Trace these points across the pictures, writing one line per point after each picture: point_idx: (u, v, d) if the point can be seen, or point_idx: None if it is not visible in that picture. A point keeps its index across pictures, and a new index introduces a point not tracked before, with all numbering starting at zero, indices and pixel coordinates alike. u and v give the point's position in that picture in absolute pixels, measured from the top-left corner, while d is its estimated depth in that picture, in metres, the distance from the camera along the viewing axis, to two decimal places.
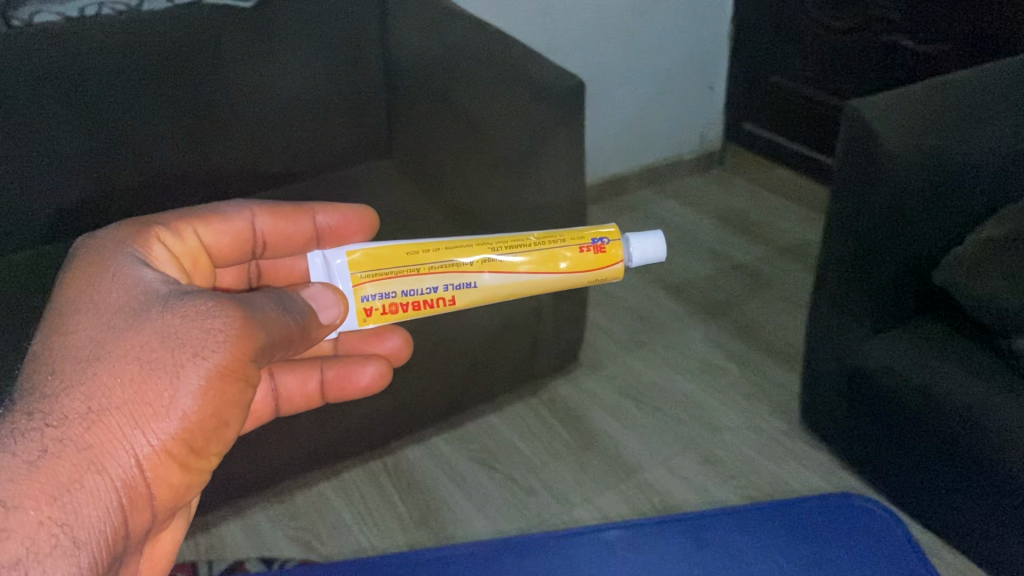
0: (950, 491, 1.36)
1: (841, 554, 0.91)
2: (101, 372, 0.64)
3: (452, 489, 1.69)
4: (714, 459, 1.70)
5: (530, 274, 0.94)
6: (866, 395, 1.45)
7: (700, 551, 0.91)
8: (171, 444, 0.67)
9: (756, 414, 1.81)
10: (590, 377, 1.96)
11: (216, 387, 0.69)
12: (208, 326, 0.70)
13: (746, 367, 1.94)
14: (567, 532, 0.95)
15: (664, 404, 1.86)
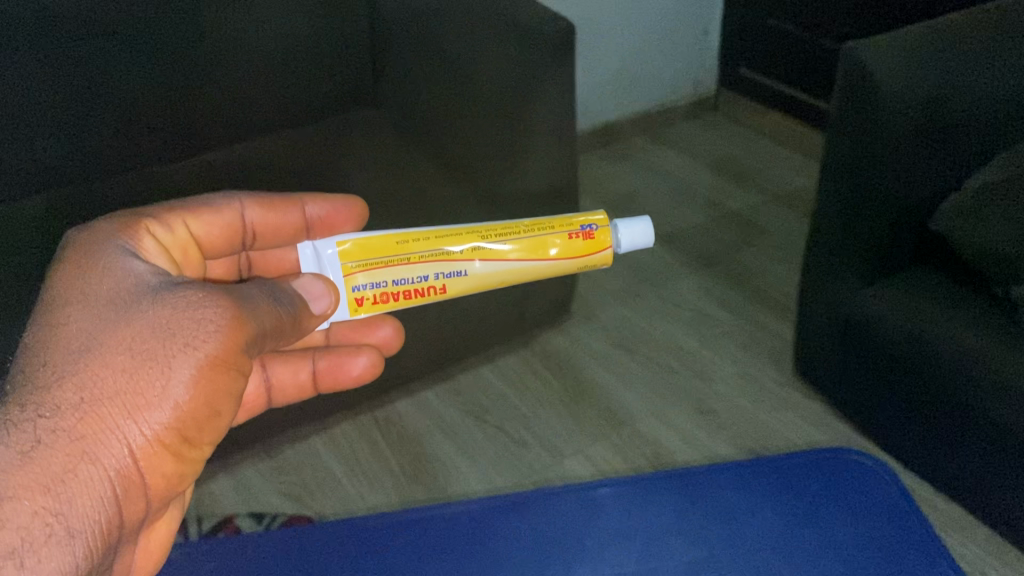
0: (953, 445, 1.33)
1: (826, 511, 0.89)
2: (92, 361, 0.61)
3: (444, 440, 1.67)
4: (706, 411, 1.68)
5: (518, 262, 0.89)
6: (863, 345, 1.41)
7: (692, 514, 0.89)
8: (164, 434, 0.64)
9: (748, 363, 1.79)
10: (581, 329, 1.92)
11: (209, 376, 0.66)
12: (202, 315, 0.66)
13: (739, 317, 1.91)
14: (552, 494, 0.92)
15: (657, 356, 1.83)
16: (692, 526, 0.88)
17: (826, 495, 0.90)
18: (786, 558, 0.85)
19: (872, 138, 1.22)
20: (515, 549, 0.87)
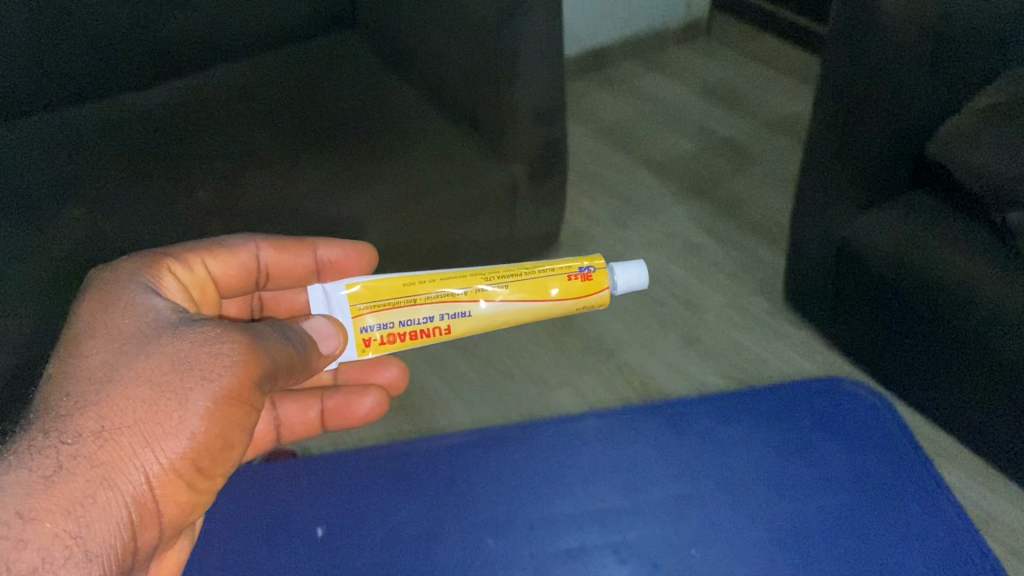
0: (955, 385, 1.25)
1: (798, 434, 1.09)
2: (110, 393, 0.61)
3: (425, 371, 1.60)
4: (695, 340, 1.64)
5: (521, 303, 0.85)
6: (857, 280, 1.32)
7: (680, 453, 1.08)
8: (180, 462, 0.62)
9: (738, 293, 1.74)
10: (568, 260, 1.83)
11: (224, 409, 0.64)
12: (216, 352, 0.65)
13: (728, 246, 1.85)
14: (544, 430, 1.12)
15: (646, 287, 1.76)
16: (679, 453, 1.08)
17: (794, 405, 1.13)
18: (774, 506, 1.01)
19: (868, 58, 1.14)
20: (520, 478, 1.06)
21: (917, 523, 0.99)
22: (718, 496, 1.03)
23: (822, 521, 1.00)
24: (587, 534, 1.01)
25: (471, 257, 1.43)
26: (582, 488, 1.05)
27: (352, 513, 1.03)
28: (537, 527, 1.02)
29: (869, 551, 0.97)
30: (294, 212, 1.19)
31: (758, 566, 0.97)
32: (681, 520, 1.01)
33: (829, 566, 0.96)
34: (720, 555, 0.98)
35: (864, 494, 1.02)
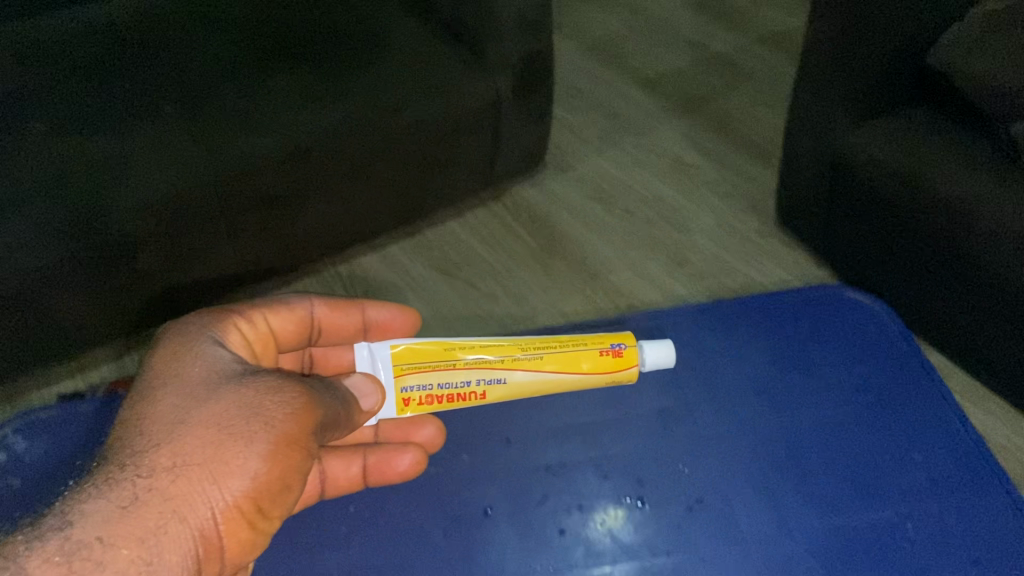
0: (944, 287, 0.94)
1: (810, 329, 0.71)
2: (172, 437, 0.47)
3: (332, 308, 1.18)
4: (682, 262, 1.28)
5: (563, 378, 0.63)
6: (852, 194, 1.00)
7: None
8: (247, 505, 0.48)
9: (728, 212, 1.36)
10: (556, 182, 1.41)
11: (286, 457, 0.49)
12: (285, 398, 0.50)
13: (725, 168, 1.45)
14: (510, 339, 0.72)
15: (633, 208, 1.37)
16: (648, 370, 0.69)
17: (801, 308, 0.73)
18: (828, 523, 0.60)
19: None
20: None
21: (943, 447, 0.64)
22: (688, 419, 0.66)
23: (825, 444, 0.64)
24: (512, 471, 0.64)
25: (456, 172, 1.16)
26: (554, 406, 0.68)
27: None
28: (509, 451, 0.65)
29: (888, 485, 0.62)
30: (245, 156, 0.93)
31: (754, 508, 0.61)
32: (650, 446, 0.65)
33: (832, 502, 0.61)
34: (713, 481, 0.62)
35: (887, 409, 0.66)
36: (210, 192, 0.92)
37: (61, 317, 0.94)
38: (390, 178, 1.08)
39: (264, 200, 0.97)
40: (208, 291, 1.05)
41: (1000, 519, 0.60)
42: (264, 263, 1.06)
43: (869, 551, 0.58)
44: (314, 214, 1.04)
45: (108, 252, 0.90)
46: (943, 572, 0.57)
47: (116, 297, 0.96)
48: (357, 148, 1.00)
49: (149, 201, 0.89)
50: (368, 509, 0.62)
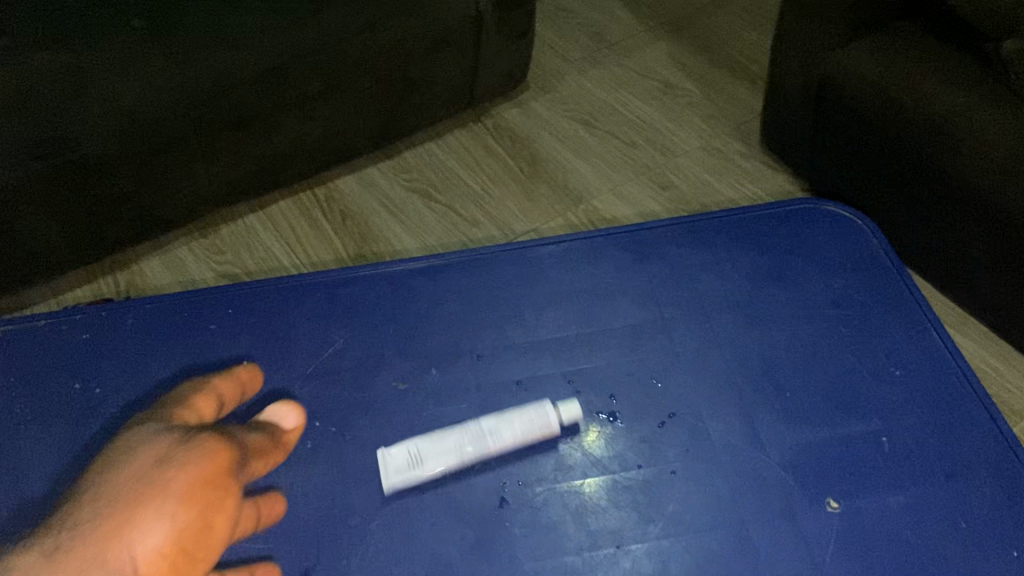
0: (916, 208, 0.93)
1: (788, 245, 0.70)
2: (84, 509, 0.47)
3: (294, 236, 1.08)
4: (667, 185, 1.18)
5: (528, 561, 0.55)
6: (836, 117, 0.97)
7: (639, 268, 0.69)
8: (176, 550, 0.47)
9: (712, 134, 1.25)
10: (541, 104, 1.28)
11: (198, 497, 0.49)
12: (195, 448, 0.51)
13: (712, 91, 1.32)
14: (485, 256, 0.70)
15: (616, 129, 1.25)
16: (627, 285, 0.68)
17: (779, 224, 0.71)
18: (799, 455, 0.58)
19: None
20: (393, 300, 0.67)
21: (917, 360, 0.63)
22: (662, 335, 0.65)
23: (799, 360, 0.63)
24: (482, 389, 0.62)
25: (435, 91, 1.12)
26: (528, 321, 0.66)
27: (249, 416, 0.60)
28: (483, 367, 0.63)
29: (862, 400, 0.61)
30: (219, 73, 0.87)
31: (729, 423, 0.60)
32: (626, 362, 0.63)
33: (805, 414, 0.60)
34: (690, 396, 0.61)
35: (866, 323, 0.65)
36: (185, 112, 0.88)
37: (28, 238, 0.89)
38: (368, 94, 1.04)
39: (240, 119, 0.93)
40: (187, 215, 1.01)
41: (972, 434, 0.59)
42: (242, 185, 1.02)
43: (840, 462, 0.58)
44: (292, 132, 1.00)
45: (80, 168, 0.85)
46: (919, 494, 0.57)
47: (88, 217, 0.91)
48: (336, 63, 0.96)
49: (122, 118, 0.84)
50: (339, 426, 0.60)
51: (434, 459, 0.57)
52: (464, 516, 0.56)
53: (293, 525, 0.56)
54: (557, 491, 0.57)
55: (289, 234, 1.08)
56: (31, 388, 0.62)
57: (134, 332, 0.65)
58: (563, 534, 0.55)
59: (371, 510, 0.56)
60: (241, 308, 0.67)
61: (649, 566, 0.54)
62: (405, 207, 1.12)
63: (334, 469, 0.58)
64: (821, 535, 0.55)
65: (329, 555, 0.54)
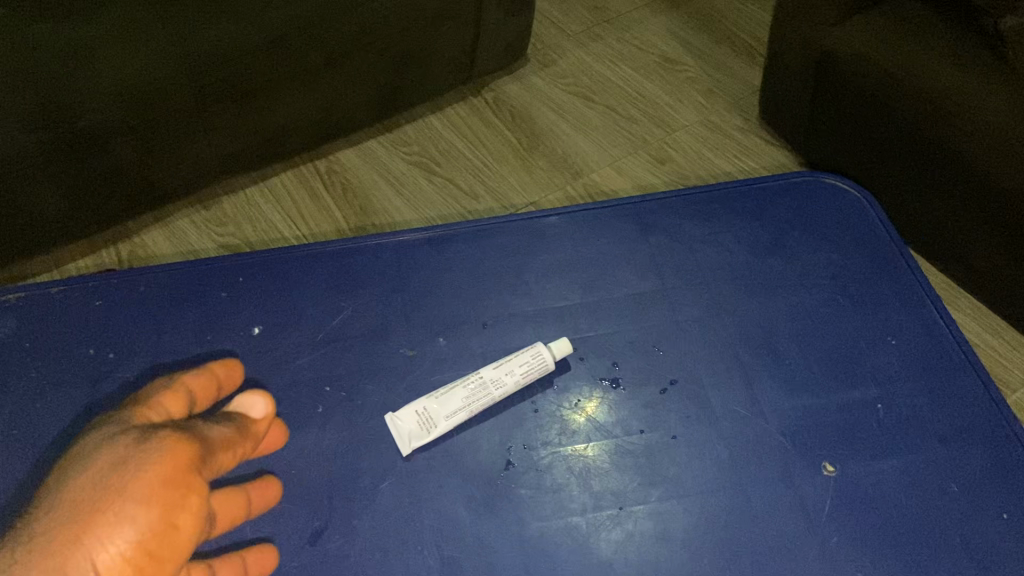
0: (911, 182, 0.94)
1: (788, 216, 0.71)
2: (41, 518, 0.43)
3: (296, 206, 1.09)
4: (666, 160, 1.18)
5: None
6: (835, 91, 0.98)
7: (641, 239, 0.70)
8: (141, 554, 0.44)
9: (711, 109, 1.26)
10: (541, 78, 1.28)
11: (157, 498, 0.45)
12: (152, 449, 0.47)
13: (711, 66, 1.32)
14: (488, 227, 0.71)
15: (615, 104, 1.26)
16: (630, 256, 0.69)
17: (778, 195, 0.72)
18: (801, 422, 0.60)
19: None
20: (400, 268, 0.68)
21: (912, 329, 0.64)
22: (663, 304, 0.66)
23: (797, 329, 0.64)
24: (488, 357, 0.64)
25: (434, 64, 1.13)
26: (532, 290, 0.67)
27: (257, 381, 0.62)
28: (488, 335, 0.65)
29: (857, 368, 0.62)
30: (221, 45, 0.87)
31: (728, 390, 0.61)
32: (628, 330, 0.65)
33: (802, 381, 0.62)
34: (690, 365, 0.63)
35: (864, 293, 0.66)
36: (185, 82, 0.88)
37: (30, 207, 0.89)
38: (369, 67, 1.04)
39: (241, 91, 0.94)
40: (186, 186, 1.01)
41: (965, 401, 0.61)
42: (241, 157, 1.03)
43: (836, 428, 0.60)
44: (292, 104, 1.01)
45: (80, 138, 0.85)
46: (916, 459, 0.58)
47: (88, 187, 0.92)
48: (337, 35, 0.97)
49: (123, 88, 0.84)
50: (348, 391, 0.62)
51: (446, 419, 0.59)
52: (471, 479, 0.58)
53: (305, 487, 0.57)
54: (561, 455, 0.59)
55: (289, 206, 1.09)
56: (47, 353, 0.63)
57: (147, 299, 0.66)
58: (567, 496, 0.57)
59: (380, 472, 0.58)
60: (251, 276, 0.68)
61: (651, 527, 0.56)
62: (405, 179, 1.13)
63: (344, 433, 0.60)
64: (818, 497, 0.57)
65: (340, 515, 0.56)
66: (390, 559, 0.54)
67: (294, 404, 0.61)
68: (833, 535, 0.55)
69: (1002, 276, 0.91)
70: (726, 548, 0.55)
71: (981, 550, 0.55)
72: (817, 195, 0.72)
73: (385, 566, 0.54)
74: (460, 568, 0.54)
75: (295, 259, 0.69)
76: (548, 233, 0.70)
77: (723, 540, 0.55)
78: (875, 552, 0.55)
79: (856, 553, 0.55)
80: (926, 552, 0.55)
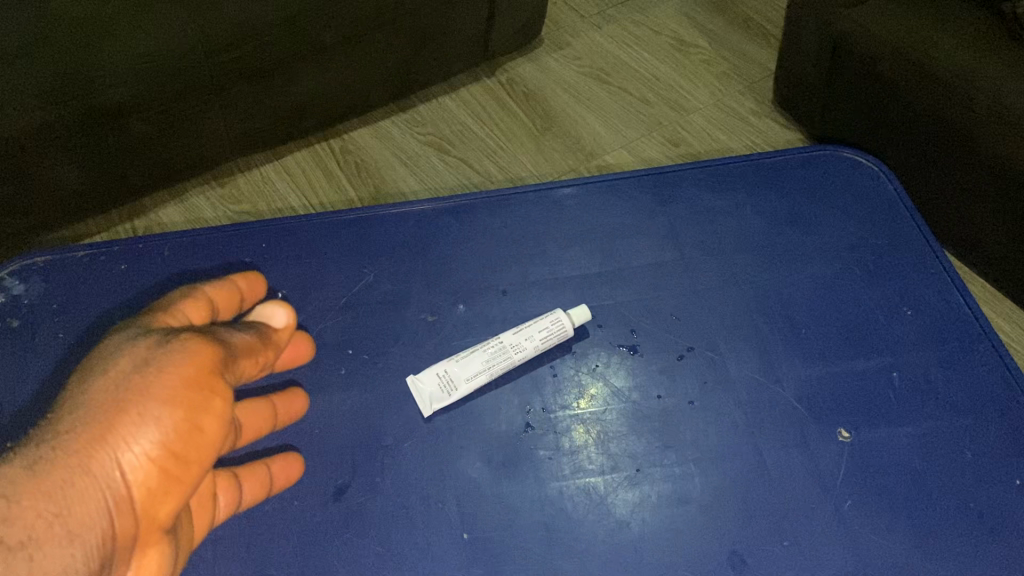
0: (924, 163, 0.94)
1: (804, 189, 0.72)
2: (64, 420, 0.43)
3: (313, 182, 1.09)
4: (679, 142, 1.19)
5: None
6: (851, 72, 0.98)
7: (659, 209, 0.71)
8: (165, 456, 0.43)
9: (726, 92, 1.26)
10: (555, 60, 1.28)
11: (183, 397, 0.43)
12: (176, 348, 0.45)
13: (726, 49, 1.32)
14: (506, 198, 0.72)
15: (629, 85, 1.26)
16: (648, 225, 0.70)
17: (795, 169, 0.73)
18: (814, 389, 0.61)
19: None
20: (420, 236, 0.69)
21: (928, 300, 0.65)
22: (681, 273, 0.67)
23: (813, 299, 0.65)
24: (507, 323, 0.64)
25: (450, 43, 1.13)
26: (551, 259, 0.68)
27: None
28: (508, 302, 0.66)
29: (873, 337, 0.63)
30: (240, 20, 0.87)
31: (745, 357, 0.62)
32: (645, 298, 0.65)
33: (819, 350, 0.63)
34: (706, 332, 0.64)
35: (881, 264, 0.67)
36: (204, 60, 0.87)
37: (47, 180, 0.89)
38: (386, 47, 1.05)
39: (259, 68, 0.94)
40: (200, 160, 1.01)
41: (980, 370, 0.62)
42: (259, 131, 1.03)
43: (851, 394, 0.60)
44: (309, 82, 1.01)
45: (99, 113, 0.85)
46: (928, 428, 0.59)
47: (105, 161, 0.91)
48: (354, 13, 0.97)
49: (143, 65, 0.83)
50: (371, 353, 0.63)
51: (466, 381, 0.60)
52: (491, 439, 0.59)
53: (328, 446, 0.58)
54: (579, 417, 0.60)
55: (303, 182, 1.09)
56: (70, 314, 0.64)
57: (171, 262, 0.67)
58: (585, 457, 0.58)
59: (402, 432, 0.59)
60: (273, 242, 0.69)
61: (668, 489, 0.57)
62: (418, 158, 1.13)
63: (365, 395, 0.61)
64: (833, 461, 0.58)
65: (362, 473, 0.57)
66: (411, 515, 0.55)
67: (317, 365, 0.62)
68: (848, 497, 0.56)
69: (1011, 259, 0.91)
70: (742, 511, 0.56)
71: (994, 514, 0.55)
72: (834, 169, 0.73)
73: (406, 521, 0.55)
74: (480, 524, 0.55)
75: (315, 227, 0.70)
76: (566, 204, 0.71)
77: (738, 503, 0.56)
78: (889, 515, 0.55)
79: (871, 515, 0.55)
80: (939, 516, 0.55)
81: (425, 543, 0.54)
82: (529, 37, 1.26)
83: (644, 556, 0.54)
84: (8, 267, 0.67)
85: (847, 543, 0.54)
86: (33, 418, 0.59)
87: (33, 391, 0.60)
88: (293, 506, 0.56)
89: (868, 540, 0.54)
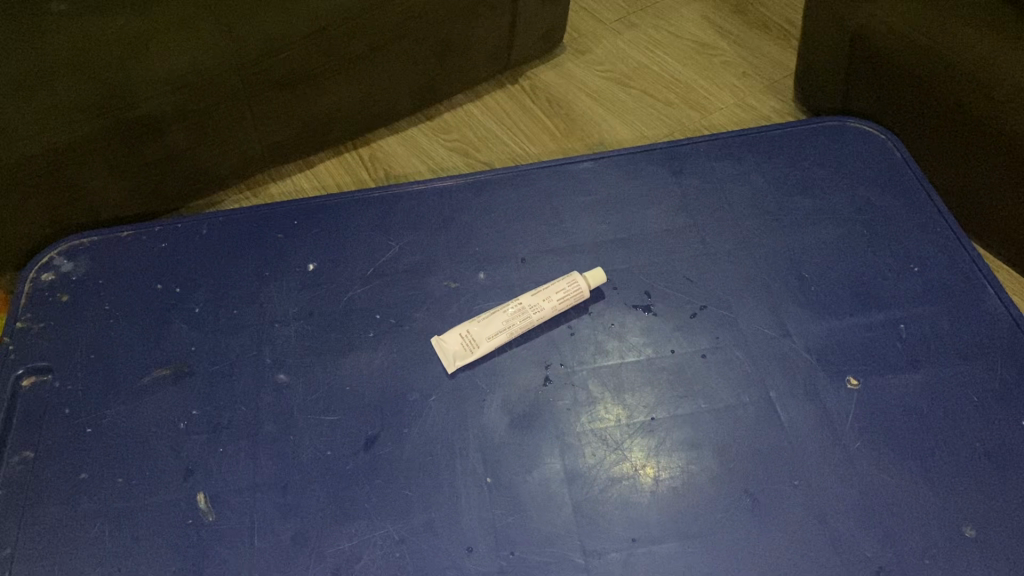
0: (942, 161, 0.86)
1: (816, 158, 0.74)
2: None
3: (329, 185, 1.04)
4: None
5: None
6: (870, 73, 0.89)
7: (673, 179, 0.73)
8: None
9: (745, 92, 1.17)
10: (577, 65, 1.22)
11: None
12: None
13: (747, 51, 1.24)
14: (525, 171, 0.75)
15: (651, 88, 1.18)
16: (663, 195, 0.72)
17: (805, 140, 0.75)
18: (826, 341, 0.63)
19: None
20: (443, 209, 0.73)
21: (936, 257, 0.67)
22: (694, 239, 0.69)
23: (823, 260, 0.67)
24: (528, 287, 0.67)
25: (474, 52, 1.07)
26: (569, 227, 0.71)
27: (322, 310, 0.67)
28: (526, 268, 0.69)
29: (880, 294, 0.65)
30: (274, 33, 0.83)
31: (756, 314, 0.65)
32: (659, 262, 0.68)
33: (827, 305, 0.65)
34: (719, 290, 0.66)
35: (888, 226, 0.69)
36: (236, 72, 0.82)
37: (74, 198, 0.82)
38: (424, 58, 1.01)
39: (286, 79, 0.88)
40: (234, 174, 0.95)
41: (986, 324, 0.63)
42: (284, 145, 0.96)
43: (860, 347, 0.63)
44: (337, 92, 0.95)
45: (138, 126, 0.80)
46: (936, 375, 0.61)
47: (141, 176, 0.86)
48: (383, 22, 0.91)
49: (178, 78, 0.79)
50: (397, 318, 0.66)
51: (488, 339, 0.63)
52: (513, 393, 0.62)
53: (360, 400, 0.62)
54: (596, 371, 0.63)
55: (321, 178, 1.05)
56: (117, 287, 0.69)
57: (208, 238, 0.71)
58: (601, 409, 0.61)
59: (428, 388, 0.62)
60: (305, 218, 0.72)
61: (681, 435, 0.59)
62: (443, 163, 1.07)
63: (393, 353, 0.64)
64: (843, 408, 0.60)
65: (393, 424, 0.60)
66: (437, 463, 0.58)
67: (348, 329, 0.65)
68: (856, 442, 0.58)
69: None
70: (756, 456, 0.58)
71: (1000, 455, 0.57)
72: (845, 139, 0.75)
73: (433, 468, 0.58)
74: (503, 470, 0.58)
75: (345, 203, 0.73)
76: (584, 178, 0.74)
77: (749, 452, 0.58)
78: (896, 456, 0.58)
79: (878, 457, 0.58)
80: (944, 456, 0.57)
81: (450, 488, 0.57)
82: (552, 42, 1.19)
83: (657, 500, 0.56)
84: (58, 248, 0.71)
85: (855, 484, 0.56)
86: (84, 381, 0.63)
87: (82, 358, 0.64)
88: (327, 456, 0.59)
89: (877, 482, 0.57)
